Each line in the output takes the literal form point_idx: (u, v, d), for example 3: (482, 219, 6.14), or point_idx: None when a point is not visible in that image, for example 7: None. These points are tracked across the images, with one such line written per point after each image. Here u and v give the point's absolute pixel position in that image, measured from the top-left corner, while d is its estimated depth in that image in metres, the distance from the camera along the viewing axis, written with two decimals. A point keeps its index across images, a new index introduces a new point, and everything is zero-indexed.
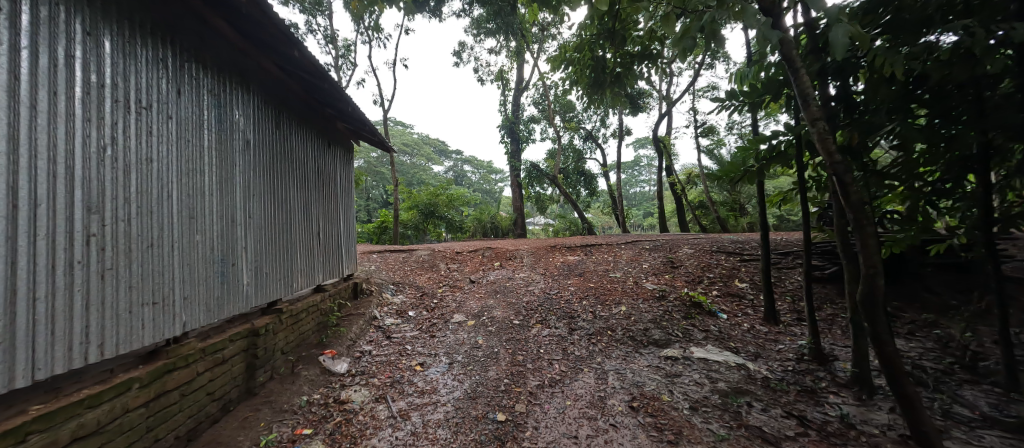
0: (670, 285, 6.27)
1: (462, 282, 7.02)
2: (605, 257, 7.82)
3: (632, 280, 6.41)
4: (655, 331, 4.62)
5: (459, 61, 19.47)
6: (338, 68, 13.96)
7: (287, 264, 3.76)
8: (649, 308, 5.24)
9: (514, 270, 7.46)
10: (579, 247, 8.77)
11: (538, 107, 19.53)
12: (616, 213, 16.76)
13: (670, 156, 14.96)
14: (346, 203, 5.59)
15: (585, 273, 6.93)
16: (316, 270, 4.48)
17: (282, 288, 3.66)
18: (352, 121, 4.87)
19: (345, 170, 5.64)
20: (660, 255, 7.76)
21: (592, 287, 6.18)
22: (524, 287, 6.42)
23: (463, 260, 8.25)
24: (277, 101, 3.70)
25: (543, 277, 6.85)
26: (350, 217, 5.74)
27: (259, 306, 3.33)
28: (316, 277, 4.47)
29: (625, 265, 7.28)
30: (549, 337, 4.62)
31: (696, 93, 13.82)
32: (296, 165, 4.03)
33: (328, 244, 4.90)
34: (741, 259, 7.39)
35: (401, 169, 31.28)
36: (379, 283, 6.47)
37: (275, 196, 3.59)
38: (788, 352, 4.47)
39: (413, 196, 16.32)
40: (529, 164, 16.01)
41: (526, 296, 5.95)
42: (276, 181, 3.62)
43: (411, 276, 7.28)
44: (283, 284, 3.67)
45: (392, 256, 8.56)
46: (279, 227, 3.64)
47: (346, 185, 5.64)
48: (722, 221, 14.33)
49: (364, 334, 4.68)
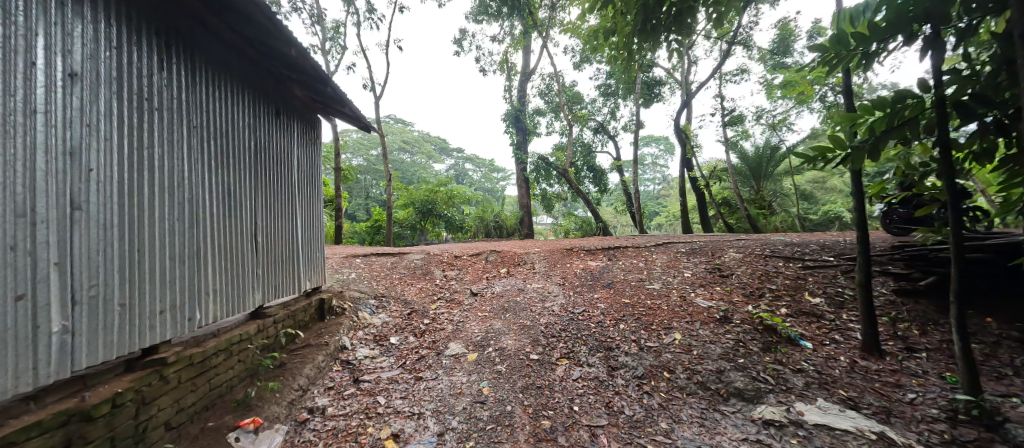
0: (727, 301, 4.89)
1: (462, 294, 5.67)
2: (635, 264, 6.43)
3: (677, 295, 5.03)
4: (735, 374, 3.25)
5: (461, 50, 18.25)
6: (325, 51, 12.63)
7: (190, 284, 2.55)
8: (713, 336, 3.86)
9: (525, 278, 6.11)
10: (600, 250, 7.38)
11: (544, 98, 18.16)
12: (632, 211, 15.39)
13: (693, 147, 13.52)
14: (311, 197, 4.39)
15: (613, 284, 5.56)
16: (258, 290, 3.26)
17: (172, 323, 2.42)
18: (312, 83, 3.68)
19: (311, 153, 4.46)
20: (703, 261, 6.36)
21: (627, 303, 4.81)
22: (540, 302, 5.06)
23: (463, 266, 6.90)
24: (173, 33, 2.51)
25: (562, 289, 5.49)
26: (317, 216, 4.56)
27: (102, 362, 2.05)
28: (256, 298, 3.24)
29: (662, 273, 5.88)
30: (583, 383, 3.27)
31: (723, 77, 12.42)
32: (213, 133, 2.81)
33: (282, 251, 3.69)
34: (804, 268, 6.00)
35: (400, 166, 30.00)
36: (358, 296, 5.13)
37: (162, 179, 2.39)
38: (929, 408, 3.11)
39: (410, 192, 14.98)
40: (538, 157, 14.42)
41: (544, 316, 4.58)
42: (167, 155, 2.43)
43: (399, 287, 5.93)
44: (174, 316, 2.44)
45: (379, 261, 7.21)
46: (169, 228, 2.42)
47: (312, 175, 4.47)
48: (752, 219, 12.94)
49: (321, 378, 3.36)
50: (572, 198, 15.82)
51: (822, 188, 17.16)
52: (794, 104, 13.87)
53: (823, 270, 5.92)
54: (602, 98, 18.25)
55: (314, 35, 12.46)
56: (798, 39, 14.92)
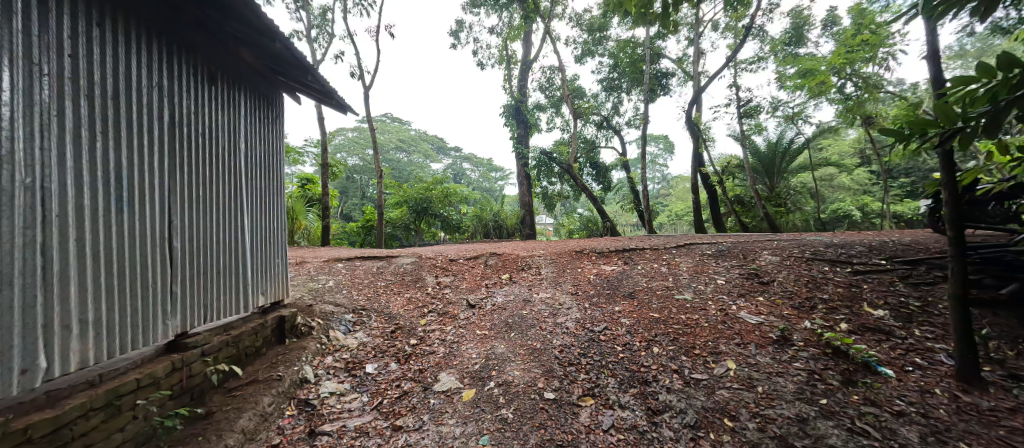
0: (778, 315, 4.04)
1: (456, 307, 4.80)
2: (657, 269, 5.56)
3: (715, 307, 4.19)
4: (823, 423, 2.44)
5: (458, 42, 17.43)
6: (311, 38, 11.73)
7: (21, 312, 1.81)
8: (778, 365, 3.02)
9: (530, 286, 5.26)
10: (613, 252, 6.51)
11: (544, 93, 17.33)
12: (639, 209, 14.56)
13: (706, 140, 12.69)
14: (269, 191, 3.62)
15: (636, 294, 4.71)
16: (167, 313, 2.48)
17: None
18: (255, 38, 2.89)
19: (271, 136, 3.69)
20: (736, 265, 5.51)
21: (657, 318, 3.96)
22: (550, 317, 4.22)
23: (459, 271, 6.05)
24: None
25: (575, 300, 4.63)
26: (279, 214, 3.80)
27: None
28: (164, 324, 2.46)
29: (691, 281, 5.03)
30: (618, 438, 2.46)
31: (739, 66, 11.66)
32: (84, 95, 2.08)
33: (218, 258, 2.92)
34: (854, 273, 5.17)
35: (395, 164, 29.06)
36: (332, 310, 4.28)
37: None
38: None
39: (403, 190, 14.11)
40: (539, 152, 13.51)
41: (557, 336, 3.72)
42: None
43: (384, 297, 5.08)
44: None
45: (364, 266, 6.34)
46: None
47: (272, 164, 3.70)
48: (770, 218, 12.14)
49: (263, 431, 2.54)
50: (575, 196, 14.98)
51: (831, 185, 16.45)
52: (811, 96, 13.07)
53: (878, 276, 5.09)
54: (605, 92, 17.44)
55: (300, 22, 11.55)
56: (812, 28, 14.11)
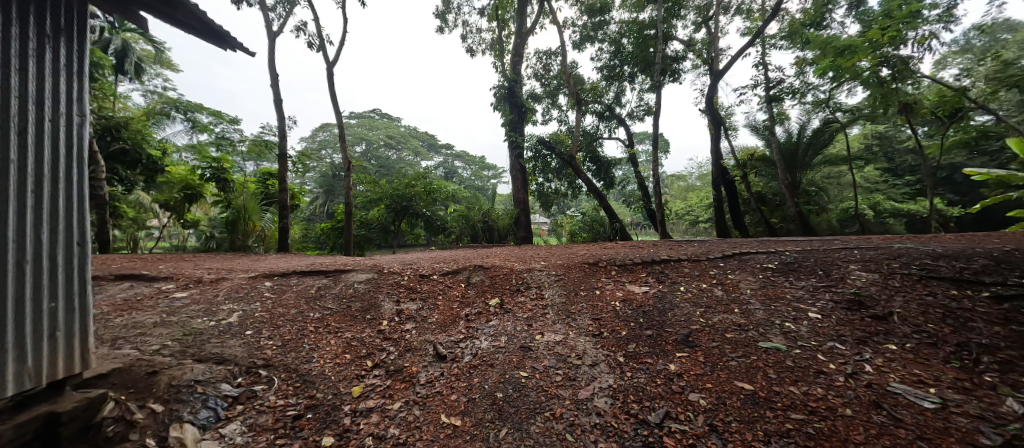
0: (950, 385, 2.40)
1: (417, 359, 3.08)
2: (711, 293, 3.88)
3: (836, 368, 2.54)
4: None
5: (445, 26, 15.74)
6: (267, 6, 9.91)
7: None
8: None
9: (530, 319, 3.60)
10: (640, 265, 4.83)
11: (540, 81, 15.69)
12: (649, 208, 12.94)
13: (728, 128, 11.08)
14: (28, 169, 1.92)
15: (695, 338, 3.02)
16: None
17: None
18: None
19: (41, 65, 2.00)
20: (822, 288, 3.86)
21: (751, 392, 2.31)
22: (567, 385, 2.53)
23: (429, 293, 4.33)
24: None
25: (602, 350, 2.93)
26: (72, 214, 2.11)
27: None
28: None
29: (770, 315, 3.36)
30: None
31: (766, 42, 10.22)
32: None
33: None
34: (998, 300, 3.47)
35: (381, 161, 27.14)
36: (201, 376, 2.56)
37: None
38: None
39: (381, 186, 12.34)
40: (536, 141, 11.72)
41: (584, 440, 2.06)
42: None
43: (309, 340, 3.33)
44: None
45: (299, 286, 4.58)
46: None
47: (45, 119, 2.01)
48: (804, 218, 10.54)
49: None
50: (575, 194, 13.30)
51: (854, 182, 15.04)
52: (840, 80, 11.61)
53: None
54: (606, 80, 15.78)
55: None
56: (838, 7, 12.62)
